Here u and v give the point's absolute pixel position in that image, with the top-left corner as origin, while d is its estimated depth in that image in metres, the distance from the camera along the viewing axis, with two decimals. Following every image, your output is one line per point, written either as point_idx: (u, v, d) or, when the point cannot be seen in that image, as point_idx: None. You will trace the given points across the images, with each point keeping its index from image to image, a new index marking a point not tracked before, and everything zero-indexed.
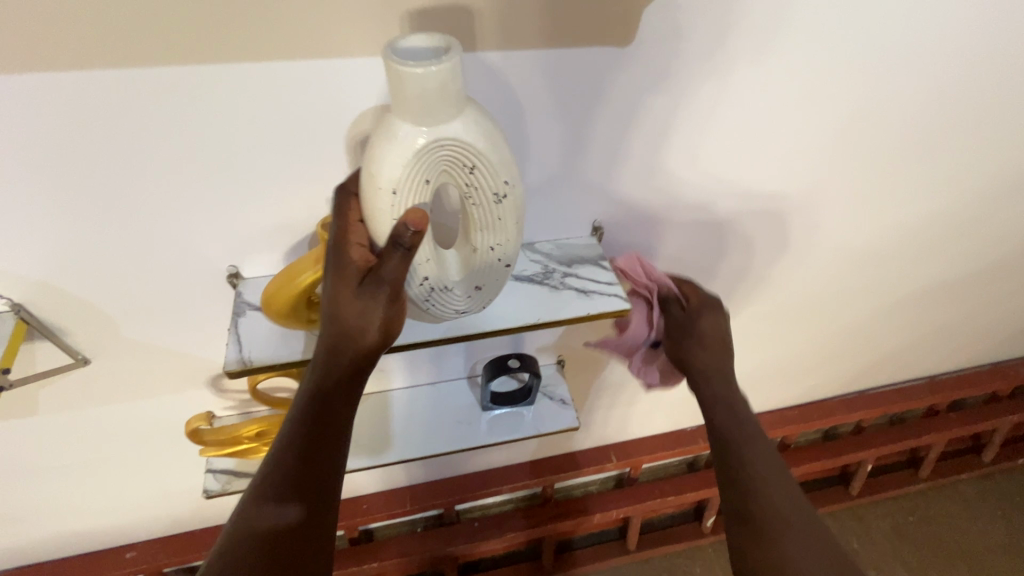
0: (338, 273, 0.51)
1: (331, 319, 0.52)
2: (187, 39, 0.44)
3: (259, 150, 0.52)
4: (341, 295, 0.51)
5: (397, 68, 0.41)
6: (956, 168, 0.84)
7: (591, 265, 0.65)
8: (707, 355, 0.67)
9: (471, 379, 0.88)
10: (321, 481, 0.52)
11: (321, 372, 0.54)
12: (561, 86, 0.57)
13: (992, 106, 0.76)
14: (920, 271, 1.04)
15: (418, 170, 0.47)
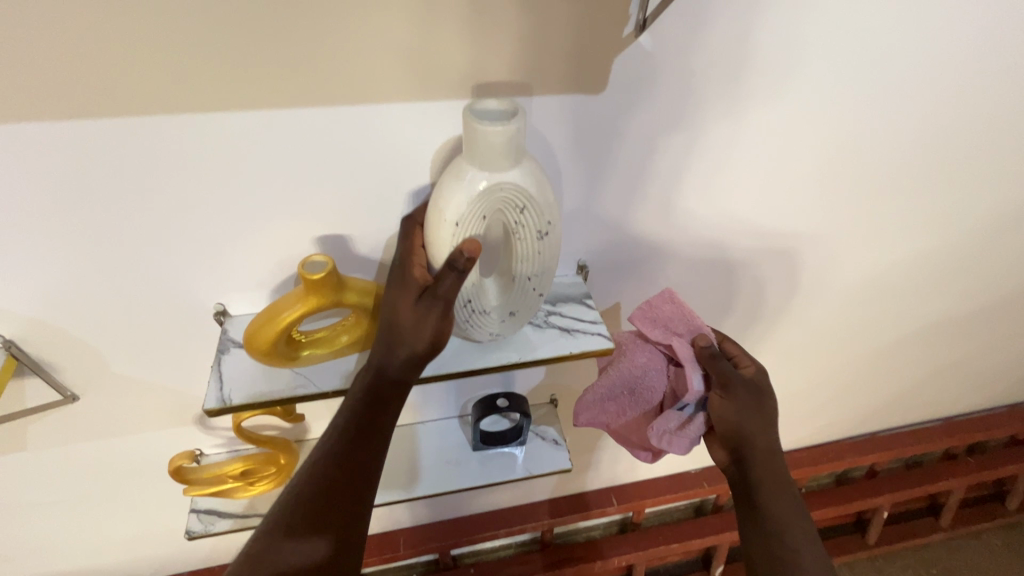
0: (398, 286, 0.52)
1: (385, 332, 0.53)
2: (182, 93, 0.46)
3: (254, 194, 0.54)
4: (396, 308, 0.52)
5: (475, 125, 0.44)
6: (955, 207, 0.84)
7: (575, 304, 0.65)
8: (756, 438, 0.59)
9: (463, 418, 0.87)
10: (349, 511, 0.51)
11: (359, 396, 0.54)
12: (580, 134, 0.59)
13: (985, 148, 0.76)
14: (925, 309, 1.02)
15: (477, 207, 0.48)
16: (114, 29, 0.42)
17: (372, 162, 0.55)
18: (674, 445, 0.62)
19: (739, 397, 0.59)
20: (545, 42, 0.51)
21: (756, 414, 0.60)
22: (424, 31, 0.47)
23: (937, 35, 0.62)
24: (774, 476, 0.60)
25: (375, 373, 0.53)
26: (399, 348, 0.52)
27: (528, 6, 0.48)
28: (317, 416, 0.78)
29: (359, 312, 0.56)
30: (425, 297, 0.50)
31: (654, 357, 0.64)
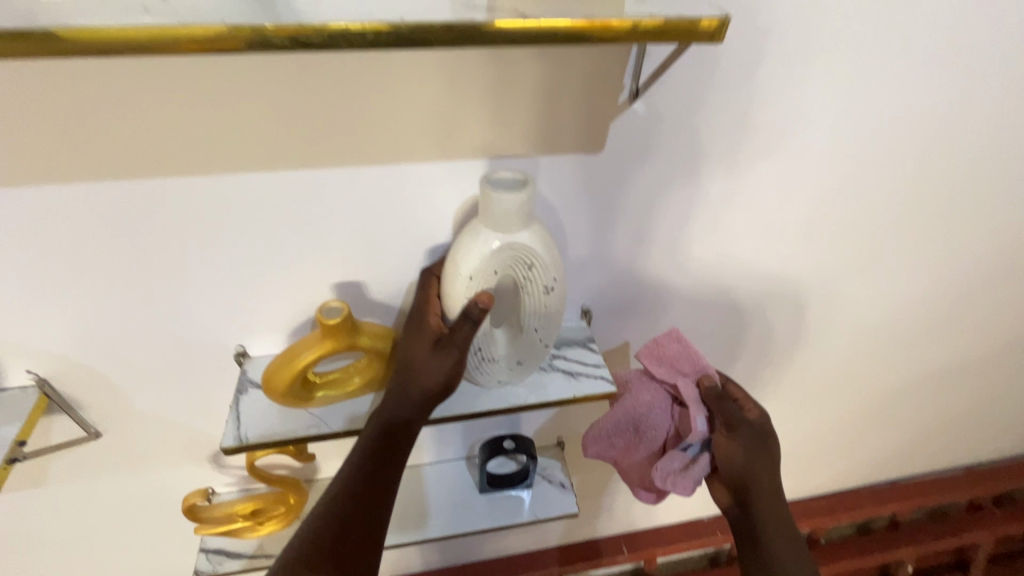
0: (415, 333, 0.56)
1: (402, 375, 0.55)
2: (221, 154, 0.51)
3: (279, 243, 0.58)
4: (413, 352, 0.55)
5: (490, 192, 0.47)
6: (955, 255, 0.86)
7: (579, 347, 0.67)
8: (762, 483, 0.59)
9: (470, 460, 0.87)
10: (360, 548, 0.51)
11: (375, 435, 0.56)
12: (583, 193, 0.63)
13: (978, 199, 0.79)
14: (934, 354, 1.02)
15: (490, 264, 0.51)
16: (163, 101, 0.47)
17: (388, 215, 0.58)
18: (677, 486, 0.61)
19: (745, 437, 0.59)
20: (548, 108, 0.55)
21: (763, 457, 0.60)
22: (440, 97, 0.52)
23: (923, 97, 0.66)
24: (782, 524, 0.59)
25: (392, 412, 0.55)
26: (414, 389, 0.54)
27: (532, 77, 0.53)
28: (327, 455, 0.79)
29: (372, 355, 0.59)
30: (439, 344, 0.53)
31: (659, 396, 0.63)
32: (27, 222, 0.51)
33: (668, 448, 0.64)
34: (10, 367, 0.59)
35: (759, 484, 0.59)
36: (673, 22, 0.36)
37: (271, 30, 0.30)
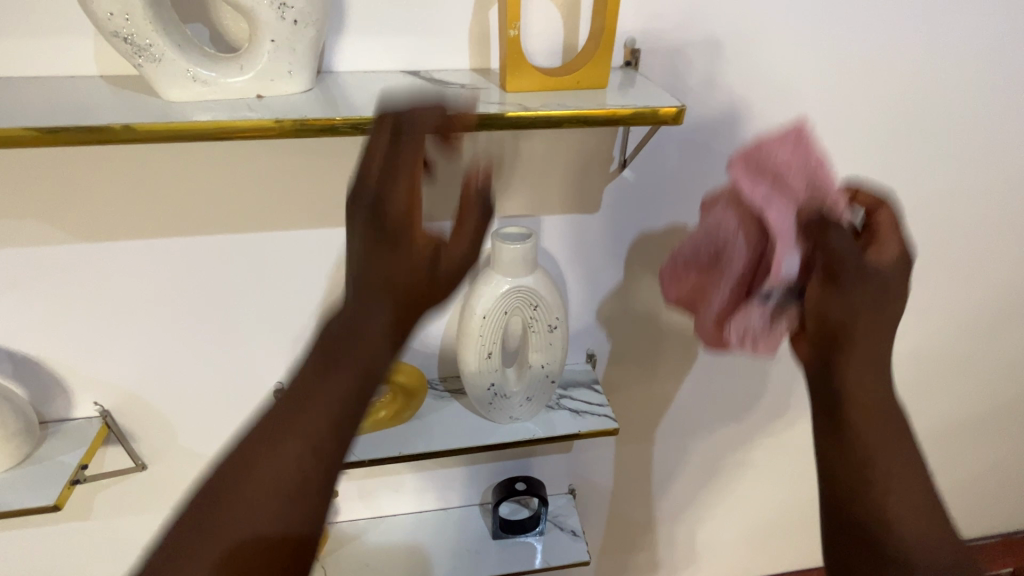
0: (360, 298, 0.39)
1: (318, 383, 0.38)
2: (284, 214, 0.61)
3: (321, 289, 0.67)
4: (344, 348, 0.38)
5: (499, 244, 0.56)
6: (984, 315, 0.84)
7: (584, 388, 0.73)
8: (855, 374, 0.46)
9: (484, 506, 0.90)
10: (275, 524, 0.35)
11: (252, 509, 0.35)
12: (595, 249, 0.69)
13: (991, 261, 0.80)
14: (985, 424, 0.96)
15: (501, 305, 0.58)
16: (236, 172, 0.58)
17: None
18: (756, 341, 0.53)
19: (845, 289, 0.46)
20: (552, 174, 0.63)
21: (872, 319, 0.46)
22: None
23: (910, 161, 0.71)
24: (889, 436, 0.45)
25: (291, 457, 0.36)
26: (343, 403, 0.38)
27: (538, 147, 0.62)
28: (349, 494, 0.83)
29: (396, 390, 0.68)
30: (400, 315, 0.39)
31: (749, 220, 0.51)
32: (118, 270, 0.61)
33: (752, 293, 0.53)
34: (81, 398, 0.67)
35: (855, 370, 0.46)
36: (644, 110, 0.45)
37: (340, 121, 0.41)
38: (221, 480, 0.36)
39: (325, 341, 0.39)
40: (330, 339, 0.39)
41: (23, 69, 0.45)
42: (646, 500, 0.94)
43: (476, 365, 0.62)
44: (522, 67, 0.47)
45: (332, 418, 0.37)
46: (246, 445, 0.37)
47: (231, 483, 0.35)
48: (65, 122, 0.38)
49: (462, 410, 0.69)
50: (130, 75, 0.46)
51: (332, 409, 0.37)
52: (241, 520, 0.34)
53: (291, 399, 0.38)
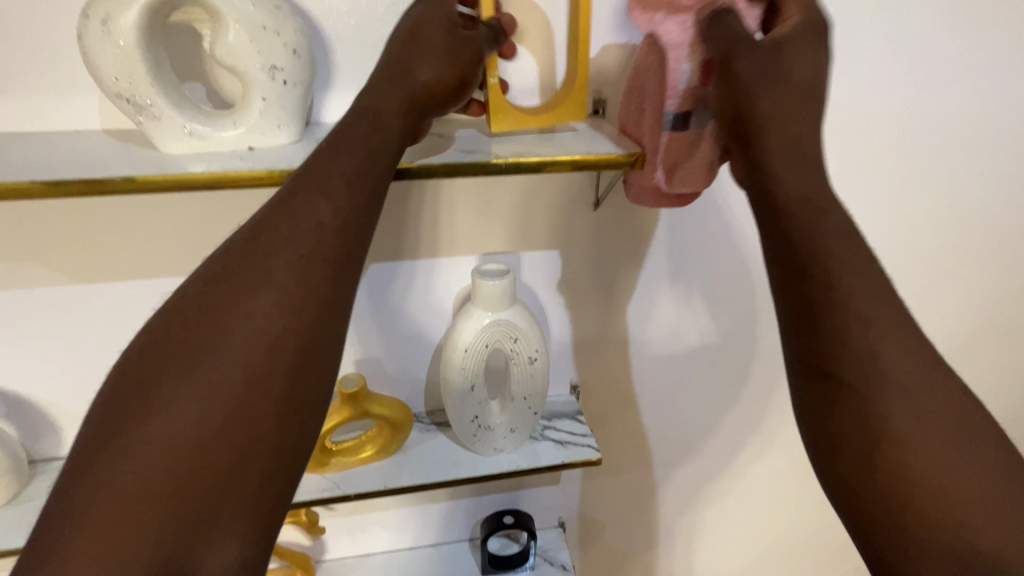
0: (378, 85, 0.43)
1: (314, 190, 0.39)
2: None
3: None
4: (342, 157, 0.40)
5: (479, 279, 0.58)
6: (964, 335, 0.86)
7: (567, 419, 0.74)
8: (794, 186, 0.42)
9: (473, 541, 0.89)
10: (272, 311, 0.36)
11: (258, 305, 0.35)
12: (575, 281, 0.71)
13: (967, 290, 0.82)
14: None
15: (482, 338, 0.61)
16: (230, 214, 0.61)
17: (403, 304, 0.68)
18: (683, 179, 0.52)
19: (752, 61, 0.43)
20: (533, 211, 0.66)
21: (787, 96, 0.43)
22: (461, 206, 0.64)
23: (888, 194, 0.72)
24: (859, 271, 0.40)
25: (294, 260, 0.37)
26: (344, 212, 0.39)
27: (519, 187, 0.64)
28: (336, 530, 0.83)
29: (384, 423, 0.66)
30: (404, 126, 0.43)
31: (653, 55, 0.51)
32: (113, 310, 0.63)
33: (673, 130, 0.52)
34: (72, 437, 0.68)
35: (784, 172, 0.42)
36: (596, 159, 0.50)
37: None
38: (214, 283, 0.36)
39: (318, 157, 0.40)
40: (327, 151, 0.40)
41: (32, 125, 0.48)
42: (635, 531, 0.94)
43: (459, 397, 0.63)
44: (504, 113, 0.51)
45: (333, 203, 0.39)
46: (238, 250, 0.37)
47: (229, 282, 0.36)
48: (67, 174, 0.41)
49: (447, 442, 0.70)
50: (131, 129, 0.49)
51: (334, 216, 0.38)
52: (246, 316, 0.35)
53: (284, 206, 0.38)
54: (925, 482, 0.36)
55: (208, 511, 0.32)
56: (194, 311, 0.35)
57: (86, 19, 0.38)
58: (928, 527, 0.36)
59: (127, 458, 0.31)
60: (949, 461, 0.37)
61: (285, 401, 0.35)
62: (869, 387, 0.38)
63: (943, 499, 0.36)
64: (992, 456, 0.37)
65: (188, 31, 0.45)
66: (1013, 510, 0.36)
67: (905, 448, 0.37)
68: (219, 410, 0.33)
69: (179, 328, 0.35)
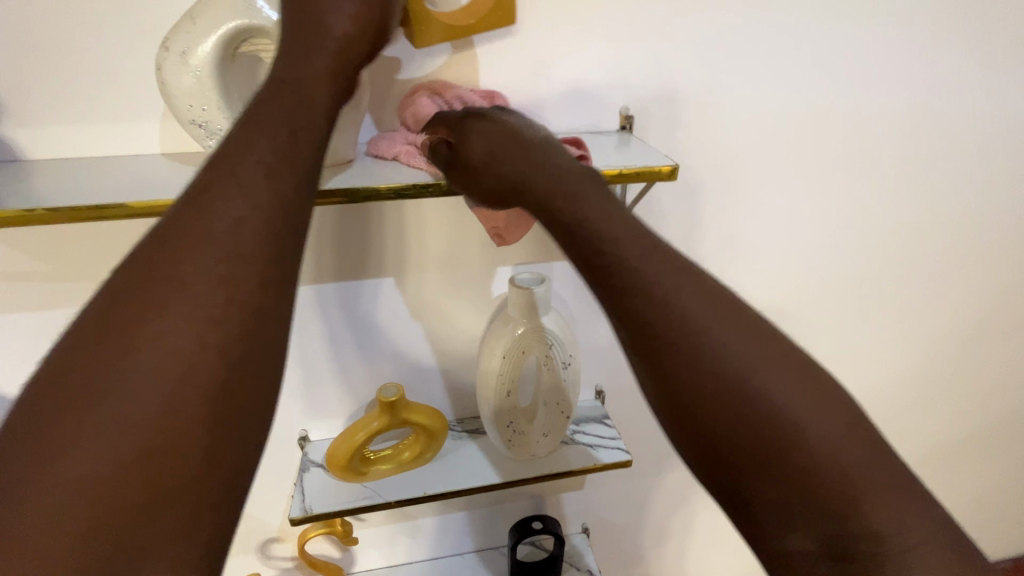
0: (291, 53, 0.40)
1: (231, 183, 0.35)
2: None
3: (338, 341, 0.68)
4: (256, 142, 0.36)
5: (516, 288, 0.61)
6: (976, 329, 0.88)
7: (596, 423, 0.76)
8: (623, 235, 0.40)
9: (499, 549, 0.90)
10: (197, 309, 0.32)
11: (173, 322, 0.31)
12: (576, 287, 0.71)
13: (977, 287, 0.84)
14: (979, 433, 1.00)
15: (518, 345, 0.63)
16: None
17: (402, 317, 0.68)
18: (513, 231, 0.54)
19: (490, 139, 0.47)
20: None
21: (541, 152, 0.45)
22: (449, 218, 0.63)
23: (903, 197, 0.74)
24: (653, 257, 0.39)
25: (214, 263, 0.33)
26: (272, 207, 0.35)
27: None
28: (367, 538, 0.84)
29: (420, 431, 0.68)
30: (330, 93, 0.41)
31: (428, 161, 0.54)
32: None
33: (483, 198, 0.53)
34: None
35: (581, 200, 0.42)
36: (639, 171, 0.52)
37: (385, 187, 0.48)
38: (118, 303, 0.32)
39: (233, 141, 0.36)
40: (244, 135, 0.36)
41: (95, 150, 0.51)
42: (658, 532, 0.95)
43: (495, 403, 0.65)
44: (425, 19, 0.49)
45: (249, 186, 0.35)
46: (148, 253, 0.33)
47: (135, 301, 0.32)
48: (142, 197, 0.44)
49: (481, 448, 0.72)
50: (189, 151, 0.52)
51: (257, 210, 0.35)
52: (157, 336, 0.31)
53: (195, 204, 0.34)
54: (758, 438, 0.35)
55: (133, 536, 0.29)
56: (96, 337, 0.31)
57: (166, 51, 0.42)
58: (778, 483, 0.35)
59: (39, 498, 0.27)
60: (769, 413, 0.35)
61: (210, 422, 0.31)
62: (739, 412, 0.36)
63: (782, 453, 0.35)
64: (810, 394, 0.36)
65: (251, 64, 0.48)
66: (840, 448, 0.35)
67: (788, 459, 0.35)
68: (142, 438, 0.29)
69: (80, 363, 0.30)
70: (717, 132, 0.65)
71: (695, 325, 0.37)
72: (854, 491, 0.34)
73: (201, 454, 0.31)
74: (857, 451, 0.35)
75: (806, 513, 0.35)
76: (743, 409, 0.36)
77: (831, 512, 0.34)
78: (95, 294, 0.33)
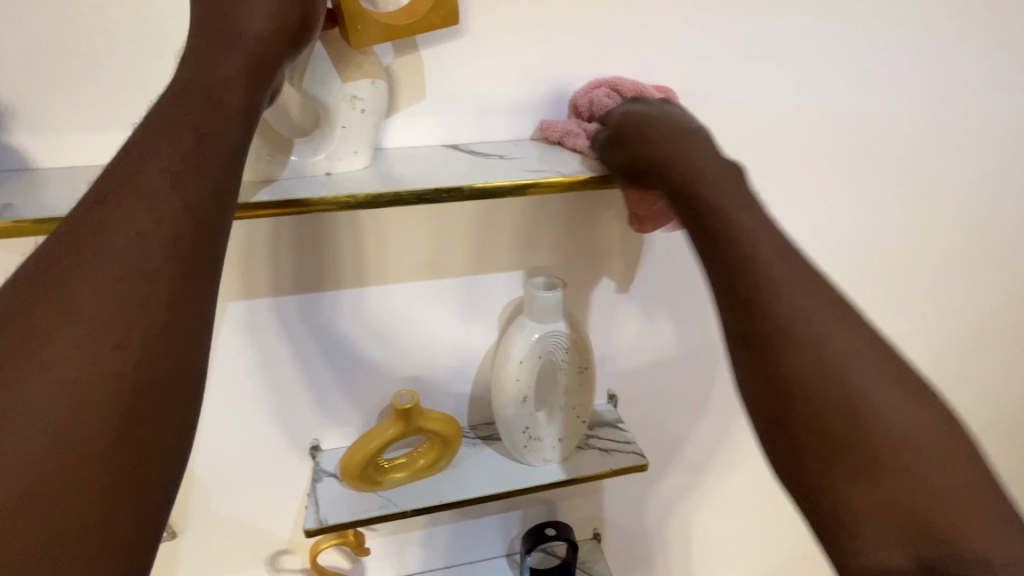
0: (199, 56, 0.39)
1: (132, 197, 0.34)
2: (248, 283, 0.60)
3: (349, 349, 0.67)
4: (158, 152, 0.35)
5: (534, 292, 0.60)
6: (983, 322, 0.90)
7: (610, 427, 0.75)
8: (751, 232, 0.41)
9: (511, 557, 0.89)
10: (90, 325, 0.31)
11: (62, 347, 0.30)
12: (592, 292, 0.70)
13: (979, 282, 0.85)
14: (985, 427, 1.01)
15: (535, 350, 0.62)
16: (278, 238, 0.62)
17: (388, 326, 0.66)
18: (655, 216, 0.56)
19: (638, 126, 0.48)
20: (581, 226, 0.66)
21: (690, 143, 0.46)
22: (423, 228, 0.62)
23: (906, 195, 0.75)
24: (782, 256, 0.40)
25: (111, 282, 0.32)
26: (177, 219, 0.34)
27: (566, 201, 0.64)
28: (378, 548, 0.83)
29: (435, 438, 0.67)
30: (245, 95, 0.39)
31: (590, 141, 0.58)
32: None
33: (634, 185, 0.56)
34: None
35: (718, 192, 0.43)
36: None
37: (406, 192, 0.48)
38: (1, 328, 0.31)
39: (134, 153, 0.35)
40: (144, 145, 0.36)
41: (104, 157, 0.50)
42: (670, 535, 0.95)
43: (511, 409, 0.65)
44: (359, 18, 0.44)
45: (146, 198, 0.34)
46: (39, 271, 0.32)
47: (23, 327, 0.31)
48: None
49: (496, 455, 0.72)
50: None
51: (162, 225, 0.34)
52: (44, 361, 0.30)
53: (92, 221, 0.33)
54: (862, 441, 0.35)
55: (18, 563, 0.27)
56: None
57: None
58: (872, 485, 0.35)
59: None
60: (873, 413, 0.36)
61: (108, 448, 0.30)
62: (844, 410, 0.36)
63: (887, 461, 0.35)
64: (923, 410, 0.36)
65: None
66: (941, 464, 0.35)
67: (894, 463, 0.35)
68: (29, 459, 0.28)
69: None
70: (729, 134, 0.65)
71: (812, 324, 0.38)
72: (956, 509, 0.34)
73: (100, 472, 0.30)
74: (964, 475, 0.35)
75: (905, 526, 0.34)
76: (848, 408, 0.36)
77: (932, 534, 0.34)
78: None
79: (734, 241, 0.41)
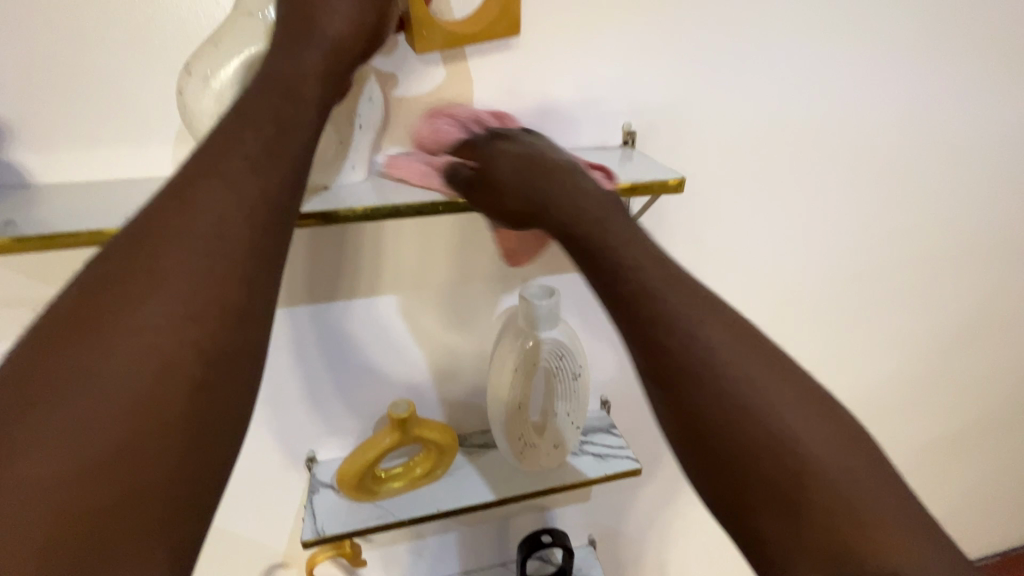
0: (284, 53, 0.40)
1: (216, 181, 0.36)
2: None
3: (345, 361, 0.67)
4: (242, 140, 0.37)
5: (526, 301, 0.61)
6: (963, 327, 0.92)
7: (603, 433, 0.76)
8: (642, 264, 0.44)
9: (507, 565, 0.90)
10: (178, 302, 0.33)
11: (152, 317, 0.32)
12: (584, 299, 0.72)
13: (957, 287, 0.88)
14: (966, 430, 1.03)
15: (529, 358, 0.63)
16: None
17: (384, 337, 0.67)
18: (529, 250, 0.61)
19: (516, 171, 0.51)
20: None
21: (565, 182, 0.49)
22: (416, 240, 0.63)
23: (887, 203, 0.78)
24: (671, 286, 0.44)
25: (191, 262, 0.34)
26: (256, 207, 0.36)
27: None
28: (373, 560, 0.82)
29: (431, 447, 0.68)
30: (320, 92, 0.41)
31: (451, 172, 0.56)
32: None
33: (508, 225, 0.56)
34: None
35: (607, 227, 0.46)
36: (644, 184, 0.54)
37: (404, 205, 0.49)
38: (94, 296, 0.32)
39: (221, 137, 0.37)
40: (228, 133, 0.37)
41: (104, 173, 0.51)
42: (663, 540, 0.96)
43: (507, 416, 0.66)
44: (427, 25, 0.49)
45: (229, 184, 0.36)
46: (128, 244, 0.34)
47: (117, 295, 0.32)
48: None
49: (491, 463, 0.73)
50: None
51: (241, 211, 0.36)
52: (133, 333, 0.32)
53: (177, 201, 0.35)
54: (763, 466, 0.39)
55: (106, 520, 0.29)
56: (72, 323, 0.31)
57: (189, 76, 0.42)
58: (789, 506, 0.38)
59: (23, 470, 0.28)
60: (780, 434, 0.39)
61: (187, 416, 0.32)
62: (753, 436, 0.39)
63: (787, 475, 0.38)
64: (815, 424, 0.40)
65: None
66: (847, 479, 0.38)
67: (806, 480, 0.38)
68: (124, 421, 0.30)
69: (52, 357, 0.30)
70: (716, 146, 0.67)
71: (712, 353, 0.41)
72: (864, 522, 0.36)
73: (179, 441, 0.32)
74: (864, 484, 0.38)
75: (822, 544, 0.37)
76: (756, 432, 0.39)
77: (836, 542, 0.36)
78: (73, 281, 0.34)
79: (631, 274, 0.44)
